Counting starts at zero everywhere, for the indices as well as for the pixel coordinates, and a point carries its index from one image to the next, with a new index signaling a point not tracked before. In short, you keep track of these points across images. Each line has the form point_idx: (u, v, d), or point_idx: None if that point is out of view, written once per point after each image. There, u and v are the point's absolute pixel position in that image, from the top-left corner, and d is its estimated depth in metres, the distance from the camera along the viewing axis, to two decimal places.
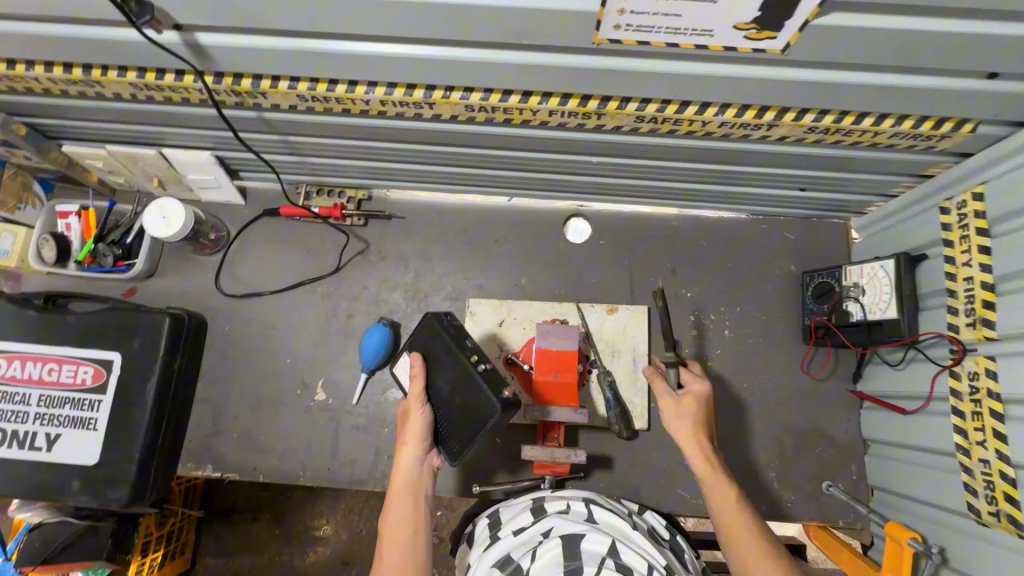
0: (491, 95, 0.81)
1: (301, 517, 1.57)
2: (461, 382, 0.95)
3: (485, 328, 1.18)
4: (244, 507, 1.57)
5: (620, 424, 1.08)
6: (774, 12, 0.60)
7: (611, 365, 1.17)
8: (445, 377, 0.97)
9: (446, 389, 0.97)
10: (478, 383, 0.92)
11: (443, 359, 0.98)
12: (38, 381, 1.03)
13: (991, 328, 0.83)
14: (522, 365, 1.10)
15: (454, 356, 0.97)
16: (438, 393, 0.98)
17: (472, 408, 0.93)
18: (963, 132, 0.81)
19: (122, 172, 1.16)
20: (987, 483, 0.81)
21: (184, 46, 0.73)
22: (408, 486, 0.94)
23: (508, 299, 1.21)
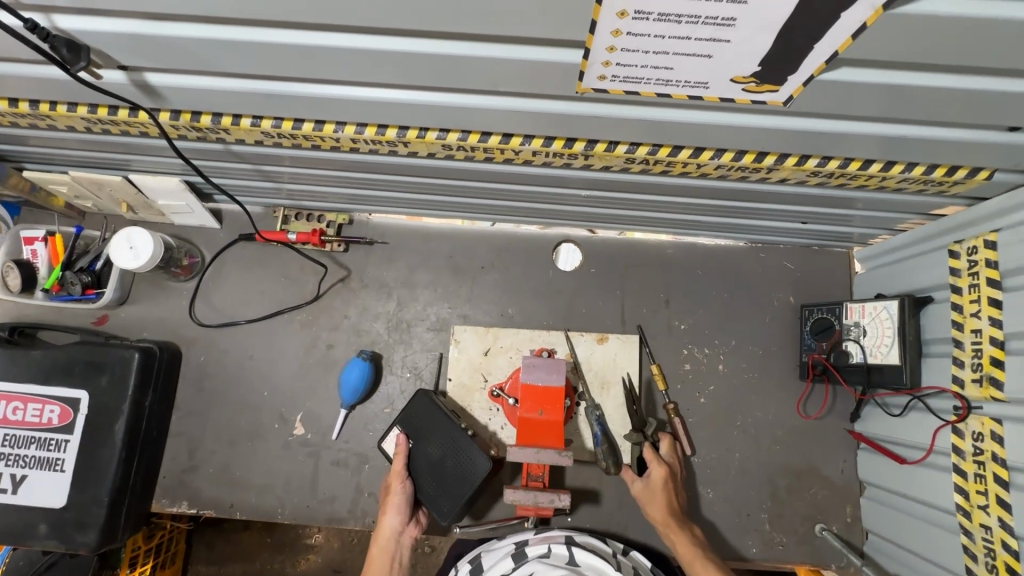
0: (470, 135, 0.75)
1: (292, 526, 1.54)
2: (455, 449, 0.99)
3: (470, 357, 1.14)
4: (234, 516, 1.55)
5: (608, 459, 1.02)
6: (775, 67, 0.54)
7: (600, 398, 1.12)
8: (438, 443, 1.01)
9: (437, 453, 1.00)
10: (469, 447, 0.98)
11: (434, 428, 1.02)
12: (2, 420, 0.99)
13: (998, 389, 0.78)
14: (508, 398, 1.09)
15: (441, 424, 1.01)
16: (427, 458, 1.01)
17: (463, 468, 0.98)
18: (977, 179, 0.75)
19: (89, 197, 1.11)
20: (988, 551, 0.78)
21: (131, 85, 0.67)
22: (383, 558, 0.98)
23: (495, 326, 1.17)
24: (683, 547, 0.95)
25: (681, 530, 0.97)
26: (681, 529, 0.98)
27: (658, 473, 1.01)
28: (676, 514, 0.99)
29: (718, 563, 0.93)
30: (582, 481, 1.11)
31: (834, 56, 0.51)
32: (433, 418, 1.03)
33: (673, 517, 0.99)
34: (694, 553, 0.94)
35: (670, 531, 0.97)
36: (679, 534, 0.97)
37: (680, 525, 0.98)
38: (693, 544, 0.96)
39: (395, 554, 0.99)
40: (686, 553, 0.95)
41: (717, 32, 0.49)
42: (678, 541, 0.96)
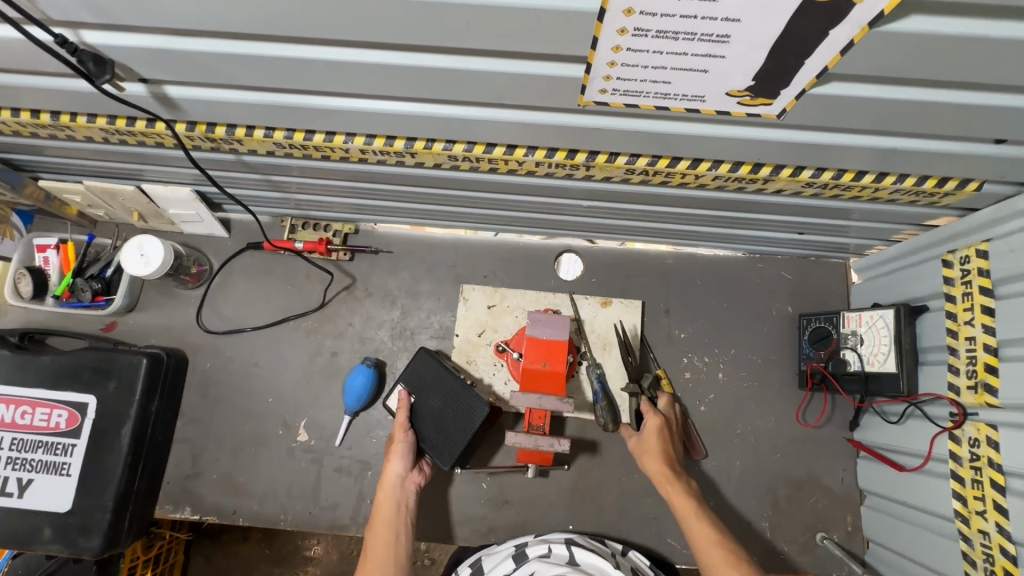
0: (475, 146, 0.78)
1: (290, 539, 1.54)
2: (456, 398, 1.01)
3: (477, 314, 1.18)
4: (234, 527, 1.55)
5: (605, 416, 1.01)
6: (768, 81, 0.56)
7: (602, 358, 1.15)
8: (439, 394, 1.03)
9: (438, 403, 1.02)
10: (470, 397, 1.00)
11: (434, 380, 1.04)
12: (10, 425, 1.00)
13: (993, 395, 0.80)
14: (511, 352, 1.11)
15: (442, 376, 1.04)
16: (429, 408, 1.03)
17: (464, 417, 1.00)
18: (967, 190, 0.77)
19: (102, 206, 1.13)
20: (987, 557, 0.78)
21: (151, 97, 0.70)
22: (390, 503, 0.98)
23: (502, 287, 1.20)
24: (679, 498, 0.95)
25: (678, 483, 0.97)
26: (681, 483, 0.98)
27: (654, 426, 1.02)
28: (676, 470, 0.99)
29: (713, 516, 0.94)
30: (584, 490, 1.11)
31: (824, 71, 0.54)
32: (433, 371, 1.05)
33: (673, 471, 0.99)
34: (691, 504, 0.94)
35: (669, 484, 0.97)
36: (678, 487, 0.97)
37: (681, 479, 0.98)
38: (691, 498, 0.96)
39: (401, 498, 1.00)
40: (682, 506, 0.94)
41: (713, 48, 0.52)
42: (676, 494, 0.96)
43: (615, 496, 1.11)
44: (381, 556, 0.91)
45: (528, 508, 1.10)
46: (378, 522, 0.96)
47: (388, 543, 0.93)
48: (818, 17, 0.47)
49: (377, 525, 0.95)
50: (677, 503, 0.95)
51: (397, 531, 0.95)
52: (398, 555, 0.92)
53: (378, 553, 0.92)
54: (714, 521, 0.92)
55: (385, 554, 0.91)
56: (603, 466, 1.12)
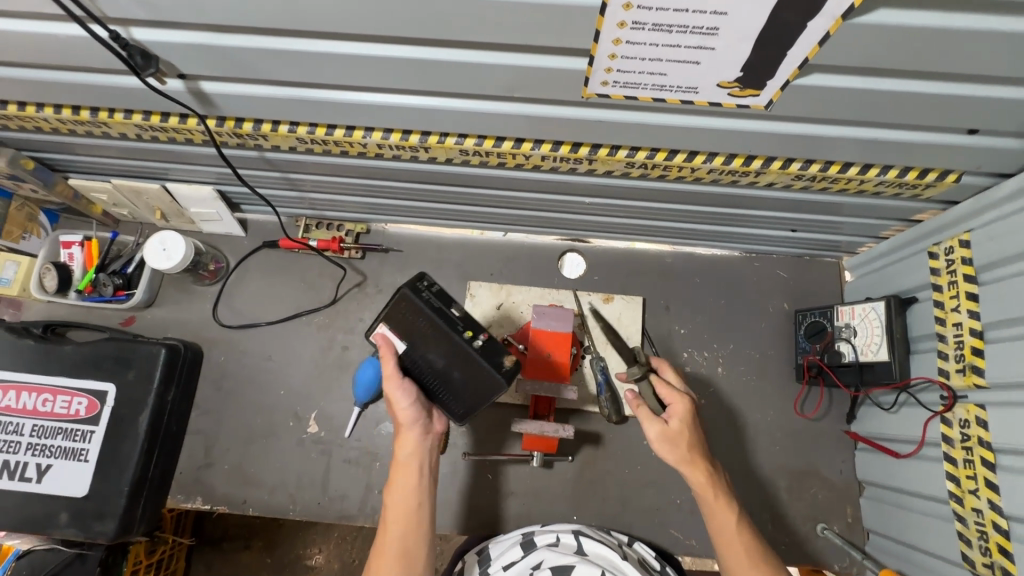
0: (485, 140, 0.83)
1: (292, 547, 1.55)
2: (462, 365, 0.81)
3: (484, 311, 1.21)
4: (236, 535, 1.56)
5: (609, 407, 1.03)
6: (755, 72, 0.62)
7: (604, 353, 1.18)
8: (439, 352, 0.83)
9: (439, 361, 0.83)
10: (479, 363, 0.80)
11: (429, 333, 0.83)
12: (32, 412, 1.03)
13: (980, 375, 0.83)
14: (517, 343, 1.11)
15: (440, 333, 0.81)
16: (428, 364, 0.85)
17: (475, 383, 0.83)
18: (947, 181, 0.82)
19: (126, 205, 1.19)
20: (981, 534, 0.81)
21: (188, 92, 0.76)
22: (410, 467, 0.86)
23: (507, 284, 1.25)
24: (723, 506, 0.89)
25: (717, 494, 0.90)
26: (722, 488, 0.91)
27: (685, 412, 0.93)
28: (717, 471, 0.92)
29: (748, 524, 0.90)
30: (588, 483, 1.13)
31: (805, 63, 0.60)
32: (424, 322, 0.82)
33: (714, 474, 0.91)
34: (733, 515, 0.89)
35: (711, 490, 0.90)
36: (719, 493, 0.90)
37: (721, 481, 0.91)
38: (732, 504, 0.90)
39: (421, 458, 0.87)
40: (723, 516, 0.89)
41: (703, 40, 0.58)
42: (719, 501, 0.89)
43: (618, 487, 1.13)
44: (401, 525, 0.83)
45: (533, 499, 1.12)
46: (395, 487, 0.85)
47: (407, 514, 0.83)
48: (796, 10, 0.52)
49: (397, 488, 0.85)
50: (717, 510, 0.89)
51: (417, 497, 0.85)
52: (419, 525, 0.83)
53: (398, 522, 0.83)
54: (749, 530, 0.89)
55: (404, 526, 0.83)
56: (606, 457, 1.14)
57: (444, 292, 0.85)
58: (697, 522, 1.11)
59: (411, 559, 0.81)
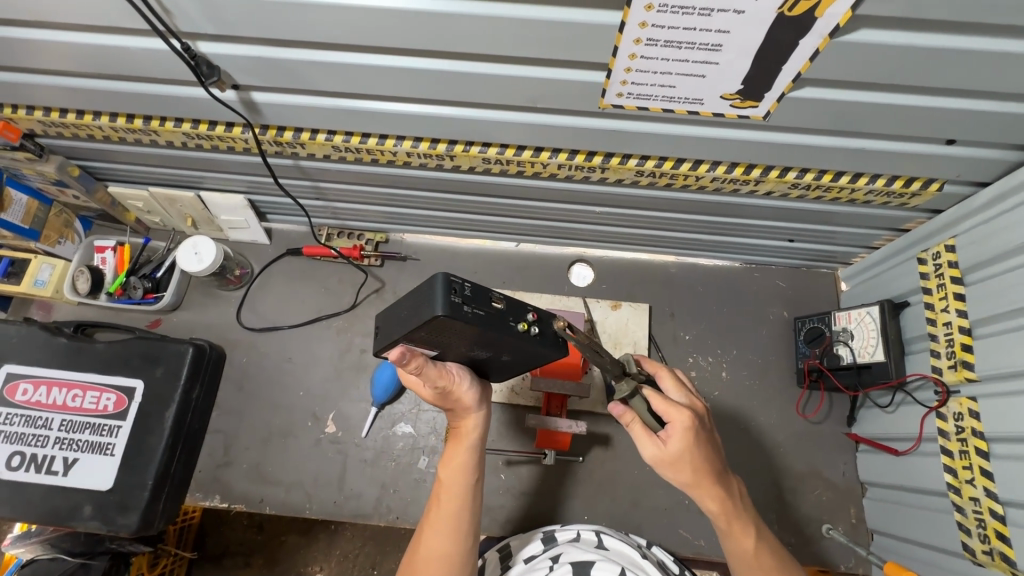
0: (507, 149, 0.91)
1: (293, 565, 1.46)
2: (513, 351, 0.80)
3: None
4: (237, 552, 1.47)
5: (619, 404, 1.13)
6: (754, 86, 0.70)
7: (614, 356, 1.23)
8: (482, 348, 0.79)
9: (485, 354, 0.81)
10: (538, 350, 0.79)
11: (474, 339, 0.74)
12: (62, 407, 1.05)
13: (971, 370, 0.89)
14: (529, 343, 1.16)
15: (491, 339, 0.73)
16: (473, 356, 0.82)
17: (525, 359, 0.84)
18: (931, 190, 0.89)
19: (159, 213, 1.25)
20: (979, 522, 0.85)
21: (239, 101, 0.84)
22: (469, 444, 0.88)
23: (520, 291, 1.30)
24: (737, 531, 0.81)
25: (737, 525, 0.80)
26: (738, 510, 0.81)
27: (686, 428, 0.75)
28: (731, 493, 0.80)
29: (766, 544, 0.82)
30: (598, 484, 1.16)
31: (798, 77, 0.67)
32: (469, 334, 0.72)
33: (727, 497, 0.80)
34: (750, 538, 0.81)
35: (725, 517, 0.80)
36: (735, 517, 0.80)
37: (735, 503, 0.81)
38: (748, 524, 0.81)
39: (479, 437, 0.89)
40: (739, 541, 0.81)
41: (708, 55, 0.65)
42: (732, 526, 0.81)
43: (628, 487, 1.16)
44: (455, 497, 0.85)
45: (545, 498, 1.15)
46: (451, 462, 0.87)
47: (462, 488, 0.85)
48: (791, 30, 0.60)
49: (453, 461, 0.87)
50: (731, 535, 0.81)
51: (473, 471, 0.87)
52: (471, 500, 0.85)
53: (452, 494, 0.85)
54: (768, 550, 0.82)
55: (457, 498, 0.85)
56: (615, 458, 1.17)
57: (477, 286, 0.71)
58: (705, 522, 1.14)
59: (460, 531, 0.83)
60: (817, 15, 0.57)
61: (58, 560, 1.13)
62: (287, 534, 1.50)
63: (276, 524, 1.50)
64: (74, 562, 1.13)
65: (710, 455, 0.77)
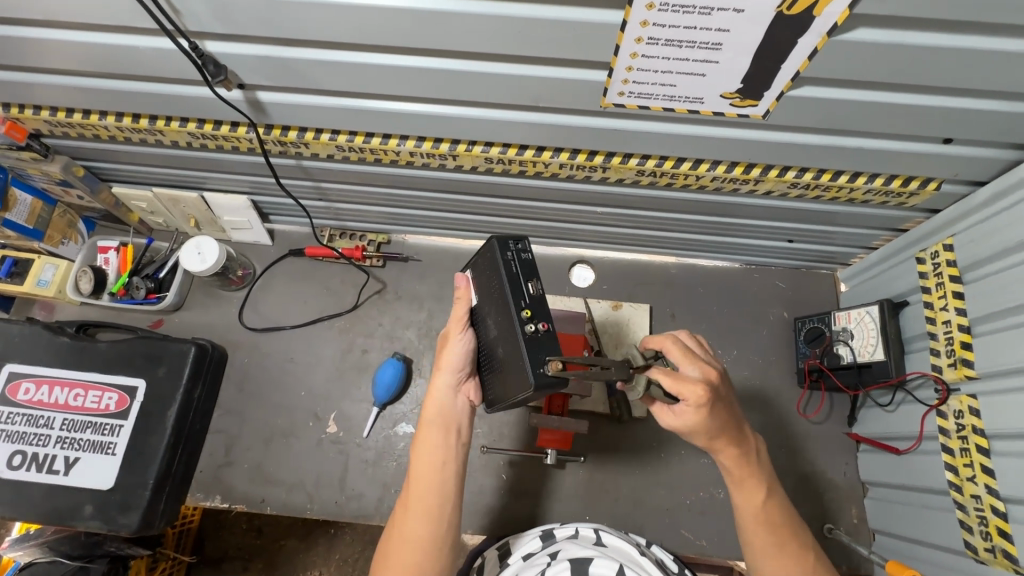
0: (509, 148, 0.92)
1: (293, 569, 1.45)
2: (506, 344, 0.80)
3: None
4: (236, 555, 1.46)
5: (620, 410, 1.17)
6: (754, 85, 0.71)
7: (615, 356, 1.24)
8: (494, 320, 0.83)
9: (491, 330, 0.83)
10: (520, 346, 0.76)
11: (496, 292, 0.82)
12: (63, 406, 1.05)
13: (971, 368, 0.89)
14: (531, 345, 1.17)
15: (501, 301, 0.80)
16: (484, 329, 0.86)
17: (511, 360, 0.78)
18: (929, 189, 0.90)
19: (162, 213, 1.26)
20: (981, 519, 0.85)
21: (245, 100, 0.85)
22: (438, 423, 0.85)
23: None
24: (749, 485, 0.82)
25: (751, 482, 0.81)
26: (752, 465, 0.81)
27: (702, 403, 0.74)
28: (745, 450, 0.80)
29: (776, 500, 0.83)
30: (600, 484, 1.16)
31: (797, 75, 0.68)
32: (496, 279, 0.82)
33: (742, 453, 0.81)
34: (761, 494, 0.81)
35: (738, 470, 0.81)
36: (750, 472, 0.81)
37: (749, 459, 0.81)
38: (761, 480, 0.82)
39: (450, 415, 0.86)
40: (750, 497, 0.82)
41: (709, 54, 0.66)
42: (745, 481, 0.81)
43: (630, 487, 1.16)
44: (429, 480, 0.82)
45: (545, 499, 1.14)
46: (421, 443, 0.85)
47: (434, 470, 0.82)
48: (790, 28, 0.61)
49: (423, 443, 0.85)
50: (742, 489, 0.82)
51: (446, 452, 0.84)
52: (446, 481, 0.82)
53: (424, 478, 0.82)
54: (778, 506, 0.82)
55: (431, 481, 0.82)
56: (617, 458, 1.17)
57: (529, 263, 0.82)
58: (706, 522, 1.14)
59: (437, 514, 0.80)
60: (816, 13, 0.58)
61: (56, 562, 1.12)
62: (287, 537, 1.49)
63: (276, 527, 1.50)
64: (74, 565, 1.12)
65: (728, 420, 0.78)
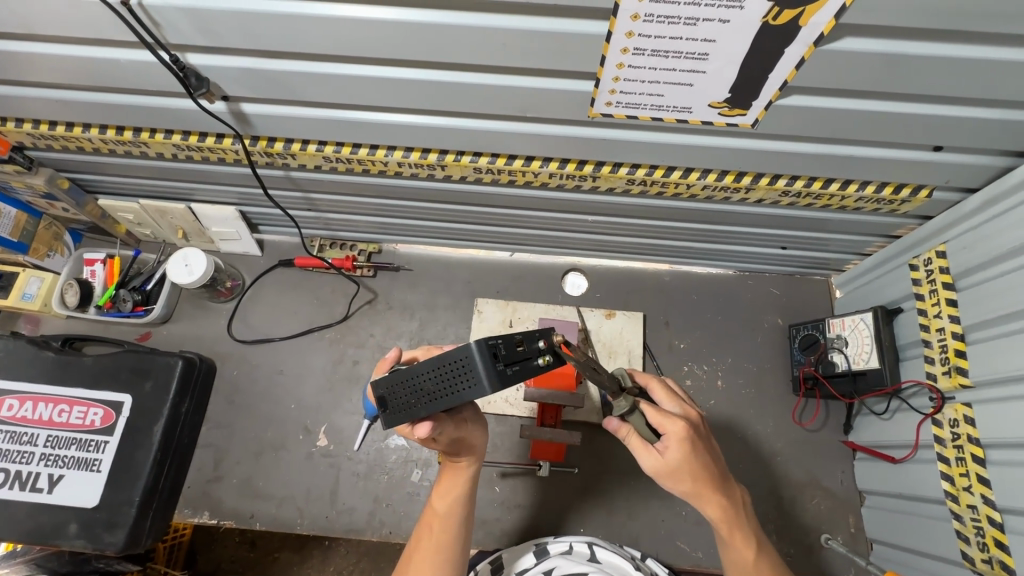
0: (498, 158, 0.91)
1: None
2: None
3: (491, 325, 1.26)
4: (229, 570, 1.44)
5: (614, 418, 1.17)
6: (741, 94, 0.70)
7: (608, 365, 1.23)
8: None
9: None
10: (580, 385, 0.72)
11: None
12: (47, 422, 1.02)
13: (965, 376, 0.88)
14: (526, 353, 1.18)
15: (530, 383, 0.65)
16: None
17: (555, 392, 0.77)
18: (920, 197, 0.90)
19: (150, 225, 1.25)
20: (978, 530, 0.84)
21: (229, 113, 0.84)
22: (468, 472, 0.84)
23: (514, 300, 1.30)
24: (737, 538, 0.79)
25: (738, 535, 0.79)
26: (740, 519, 0.79)
27: (682, 439, 0.74)
28: (732, 500, 0.78)
29: (765, 557, 0.80)
30: (594, 496, 1.14)
31: (785, 84, 0.67)
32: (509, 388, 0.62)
33: (728, 505, 0.77)
34: (750, 547, 0.79)
35: (725, 524, 0.78)
36: (737, 525, 0.79)
37: (737, 510, 0.79)
38: (749, 533, 0.80)
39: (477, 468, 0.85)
40: (740, 551, 0.79)
41: (695, 64, 0.66)
42: (733, 534, 0.79)
43: (624, 498, 1.14)
44: (447, 528, 0.80)
45: (539, 510, 1.13)
46: (447, 490, 0.83)
47: (455, 516, 0.81)
48: (777, 38, 0.60)
49: (448, 489, 0.84)
50: (730, 543, 0.79)
51: (467, 501, 0.83)
52: (462, 529, 0.81)
53: (443, 524, 0.81)
54: (768, 560, 0.80)
55: (448, 527, 0.81)
56: (611, 469, 1.16)
57: (507, 337, 0.60)
58: (702, 533, 1.12)
59: (449, 560, 0.78)
60: (802, 22, 0.58)
61: None
62: (280, 551, 1.47)
63: (270, 540, 1.47)
64: None
65: (712, 464, 0.76)
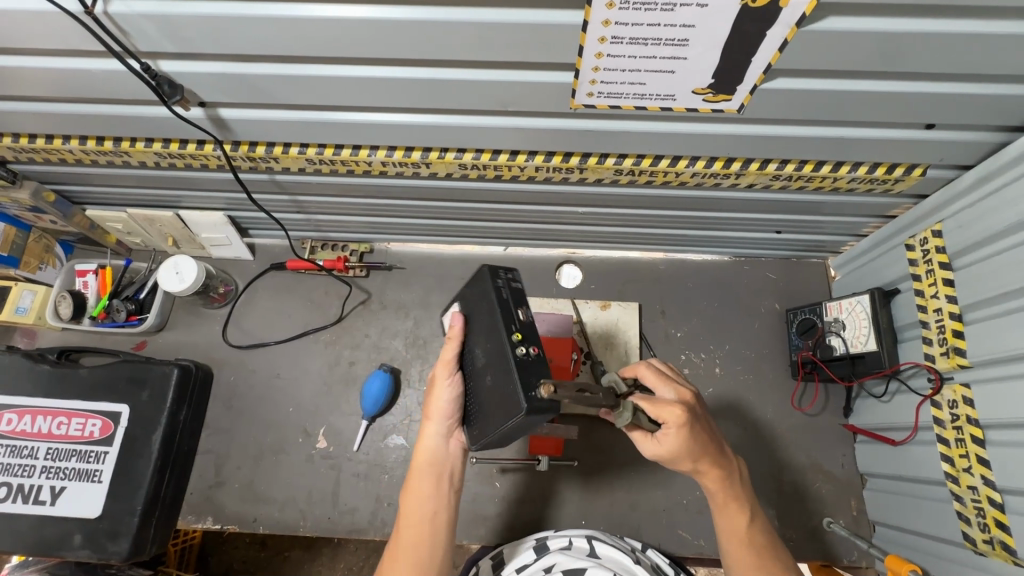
0: (483, 154, 0.90)
1: None
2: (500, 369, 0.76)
3: None
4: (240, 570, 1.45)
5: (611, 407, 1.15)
6: (725, 79, 0.68)
7: (604, 357, 1.22)
8: (483, 347, 0.82)
9: (481, 358, 0.82)
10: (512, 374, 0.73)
11: (487, 324, 0.82)
12: (46, 435, 1.03)
13: (963, 356, 0.87)
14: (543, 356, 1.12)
15: (495, 331, 0.79)
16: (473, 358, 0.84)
17: (501, 387, 0.76)
18: (914, 175, 0.88)
19: (139, 233, 1.24)
20: (978, 511, 0.84)
21: (207, 119, 0.83)
22: (430, 471, 0.86)
23: None
24: (731, 510, 0.81)
25: (739, 505, 0.81)
26: (734, 489, 0.81)
27: (681, 425, 0.74)
28: (730, 472, 0.80)
29: (760, 525, 0.82)
30: (594, 486, 1.15)
31: (769, 67, 0.66)
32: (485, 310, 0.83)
33: (726, 477, 0.80)
34: (744, 515, 0.81)
35: (721, 495, 0.80)
36: (732, 496, 0.81)
37: (733, 481, 0.80)
38: (744, 503, 0.81)
39: (434, 459, 0.86)
40: (734, 521, 0.81)
41: (676, 51, 0.64)
42: (727, 506, 0.81)
43: (625, 490, 1.14)
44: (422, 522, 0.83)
45: (540, 504, 1.13)
46: (414, 489, 0.85)
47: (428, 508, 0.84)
48: (758, 20, 0.58)
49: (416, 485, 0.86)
50: (726, 515, 0.81)
51: (440, 500, 0.85)
52: (435, 522, 0.84)
53: (414, 522, 0.83)
54: (762, 530, 0.82)
55: (426, 524, 0.83)
56: (611, 460, 1.16)
57: (521, 290, 0.84)
58: (705, 522, 1.12)
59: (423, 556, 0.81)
60: (782, 4, 0.56)
61: None
62: (288, 550, 1.48)
63: (279, 539, 1.49)
64: None
65: (708, 440, 0.77)
